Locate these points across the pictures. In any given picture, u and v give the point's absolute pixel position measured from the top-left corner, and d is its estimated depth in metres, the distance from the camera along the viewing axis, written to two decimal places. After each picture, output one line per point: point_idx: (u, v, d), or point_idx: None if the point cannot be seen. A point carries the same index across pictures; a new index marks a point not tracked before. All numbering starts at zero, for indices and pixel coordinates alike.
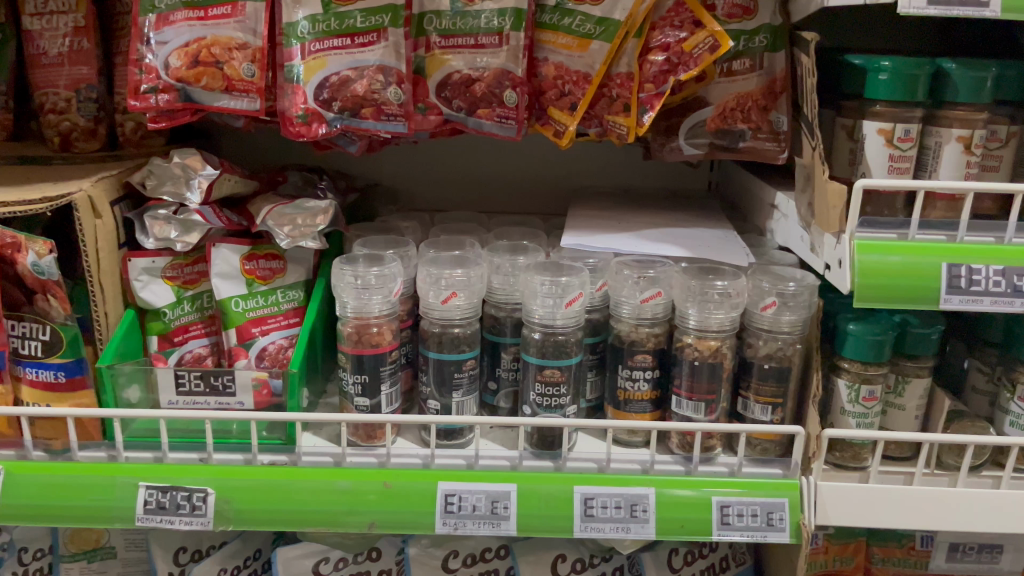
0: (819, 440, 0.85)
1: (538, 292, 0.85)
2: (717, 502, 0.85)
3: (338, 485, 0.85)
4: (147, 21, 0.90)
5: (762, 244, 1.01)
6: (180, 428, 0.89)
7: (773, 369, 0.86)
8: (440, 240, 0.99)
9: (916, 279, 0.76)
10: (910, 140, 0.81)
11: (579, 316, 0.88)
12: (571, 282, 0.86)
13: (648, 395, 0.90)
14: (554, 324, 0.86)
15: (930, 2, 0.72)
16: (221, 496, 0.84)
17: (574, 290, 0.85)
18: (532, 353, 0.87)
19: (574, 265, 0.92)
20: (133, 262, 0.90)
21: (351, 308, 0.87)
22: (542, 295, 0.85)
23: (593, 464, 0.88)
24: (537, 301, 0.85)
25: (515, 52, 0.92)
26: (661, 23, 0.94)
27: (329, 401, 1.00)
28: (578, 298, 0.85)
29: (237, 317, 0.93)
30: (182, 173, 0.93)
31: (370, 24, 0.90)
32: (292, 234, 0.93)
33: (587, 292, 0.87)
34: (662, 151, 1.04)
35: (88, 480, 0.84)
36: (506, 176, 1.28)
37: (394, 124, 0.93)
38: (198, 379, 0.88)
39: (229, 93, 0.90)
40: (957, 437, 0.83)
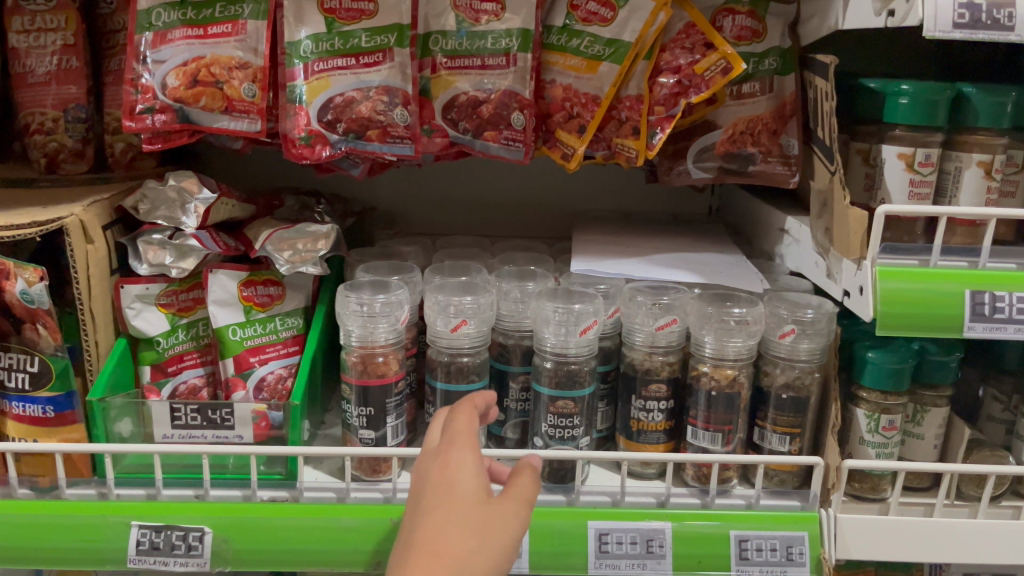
0: (838, 471, 0.83)
1: (551, 318, 0.83)
2: (736, 536, 0.82)
3: (342, 522, 0.81)
4: (142, 39, 0.86)
5: (772, 269, 1.00)
6: (174, 463, 0.85)
7: (791, 399, 0.84)
8: (445, 266, 0.96)
9: (939, 305, 0.74)
10: (931, 165, 0.80)
11: (592, 343, 0.85)
12: (585, 309, 0.83)
13: (662, 426, 0.87)
14: (567, 352, 0.83)
15: (955, 25, 0.69)
16: (219, 535, 0.80)
17: (590, 318, 0.83)
18: (546, 381, 0.85)
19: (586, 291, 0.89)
20: (126, 288, 0.86)
21: (356, 337, 0.83)
22: (553, 323, 0.83)
23: (607, 498, 0.86)
24: (549, 329, 0.83)
25: (522, 74, 0.91)
26: (671, 45, 0.92)
27: (329, 432, 0.96)
28: (593, 326, 0.82)
29: (235, 346, 0.89)
30: (178, 196, 0.90)
31: (375, 43, 0.88)
32: (293, 260, 0.90)
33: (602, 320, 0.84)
34: (669, 175, 1.02)
35: (76, 520, 0.80)
36: (506, 199, 1.26)
37: (401, 146, 0.90)
38: (195, 413, 0.84)
39: (228, 113, 0.87)
40: (978, 467, 0.81)
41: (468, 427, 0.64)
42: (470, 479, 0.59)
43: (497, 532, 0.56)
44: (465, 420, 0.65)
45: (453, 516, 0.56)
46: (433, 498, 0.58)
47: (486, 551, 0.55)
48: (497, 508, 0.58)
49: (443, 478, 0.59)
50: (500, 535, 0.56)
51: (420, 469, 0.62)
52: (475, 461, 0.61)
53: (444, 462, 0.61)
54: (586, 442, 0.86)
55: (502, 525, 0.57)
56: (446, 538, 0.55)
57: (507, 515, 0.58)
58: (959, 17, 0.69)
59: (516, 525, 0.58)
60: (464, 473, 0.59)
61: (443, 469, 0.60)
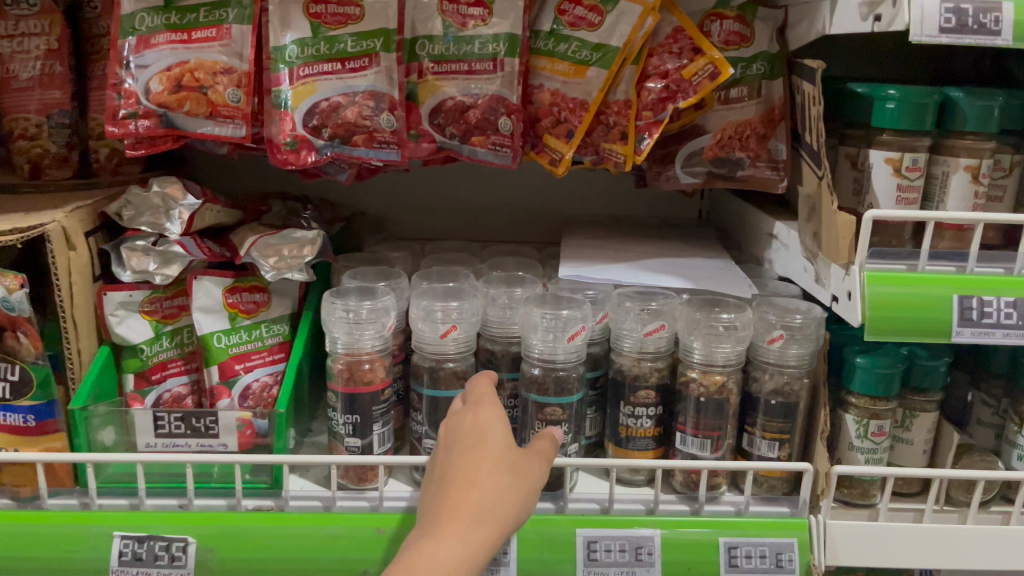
0: (828, 477, 0.82)
1: (539, 324, 0.82)
2: (725, 543, 0.81)
3: (328, 531, 0.80)
4: (126, 44, 0.85)
5: (761, 274, 0.99)
6: (157, 473, 0.84)
7: (779, 405, 0.84)
8: (433, 272, 0.96)
9: (927, 311, 0.73)
10: (918, 169, 0.80)
11: (581, 350, 0.84)
12: (573, 315, 0.83)
13: (651, 432, 0.87)
14: (555, 358, 0.82)
15: (942, 30, 0.68)
16: (202, 545, 0.79)
17: (578, 323, 0.82)
18: (537, 392, 0.84)
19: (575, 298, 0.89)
20: (109, 295, 0.86)
21: (341, 344, 0.83)
22: (541, 329, 0.82)
23: (595, 506, 0.85)
24: (536, 335, 0.82)
25: (510, 78, 0.90)
26: (659, 50, 0.92)
27: (315, 440, 0.96)
28: (581, 331, 0.82)
29: (219, 353, 0.88)
30: (162, 202, 0.89)
31: (361, 48, 0.87)
32: (279, 266, 0.89)
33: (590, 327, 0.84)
34: (658, 180, 1.01)
35: (56, 530, 0.78)
36: (494, 205, 1.25)
37: (387, 152, 0.89)
38: (178, 421, 0.83)
39: (213, 119, 0.86)
40: (967, 473, 0.80)
41: (491, 386, 0.77)
42: (501, 427, 0.71)
43: (526, 475, 0.69)
44: (486, 376, 0.79)
45: (492, 458, 0.68)
46: (470, 441, 0.69)
47: (520, 488, 0.68)
48: (524, 457, 0.70)
49: (478, 425, 0.71)
50: (530, 478, 0.69)
51: (453, 417, 0.73)
52: (501, 413, 0.73)
53: (477, 410, 0.73)
54: (573, 449, 0.86)
55: (529, 470, 0.70)
56: (485, 473, 0.66)
57: (533, 464, 0.71)
58: (945, 22, 0.68)
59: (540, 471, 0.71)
60: (497, 423, 0.71)
61: (477, 417, 0.72)
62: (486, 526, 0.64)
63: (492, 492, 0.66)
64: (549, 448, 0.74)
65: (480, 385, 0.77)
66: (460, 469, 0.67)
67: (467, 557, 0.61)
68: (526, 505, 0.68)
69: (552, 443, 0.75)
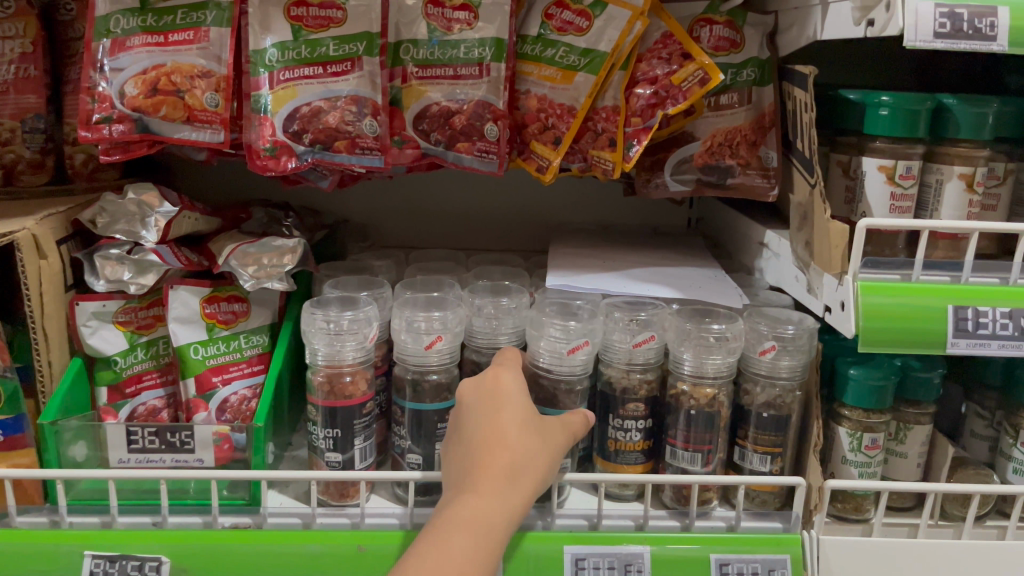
0: (820, 492, 0.80)
1: (545, 334, 0.81)
2: (716, 560, 0.79)
3: (307, 549, 0.77)
4: (100, 47, 0.83)
5: (752, 284, 0.98)
6: (131, 489, 0.82)
7: (772, 418, 0.82)
8: (416, 281, 0.93)
9: (923, 322, 0.72)
10: (912, 177, 0.79)
11: (586, 364, 0.82)
12: (581, 329, 0.80)
13: (640, 446, 0.85)
14: (558, 370, 0.81)
15: (936, 35, 0.67)
16: (177, 564, 0.76)
17: (582, 338, 0.80)
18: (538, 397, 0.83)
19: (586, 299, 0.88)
20: (82, 305, 0.83)
21: (322, 356, 0.80)
22: (546, 340, 0.81)
23: (583, 522, 0.83)
24: (543, 345, 0.81)
25: (496, 84, 0.89)
26: (648, 55, 0.90)
27: (295, 454, 0.93)
28: (581, 347, 0.80)
29: (197, 365, 0.86)
30: (138, 209, 0.87)
31: (343, 52, 0.85)
32: (258, 275, 0.87)
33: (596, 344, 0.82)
34: (647, 187, 0.99)
35: (24, 550, 0.75)
36: (481, 212, 1.23)
37: (371, 158, 0.88)
38: (153, 436, 0.80)
39: (190, 124, 0.84)
40: (962, 487, 0.79)
41: (514, 356, 0.78)
42: (523, 393, 0.72)
43: (551, 437, 0.71)
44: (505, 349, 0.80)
45: (519, 421, 0.69)
46: (495, 404, 0.70)
47: (546, 450, 0.69)
48: (546, 422, 0.72)
49: (498, 391, 0.72)
50: (554, 442, 0.71)
51: (472, 381, 0.74)
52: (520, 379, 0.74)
53: (495, 377, 0.73)
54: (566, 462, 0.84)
55: (553, 435, 0.71)
56: (512, 434, 0.68)
57: (556, 429, 0.72)
58: (940, 27, 0.67)
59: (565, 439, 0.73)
60: (518, 388, 0.72)
61: (497, 382, 0.73)
62: (517, 483, 0.65)
63: (521, 450, 0.67)
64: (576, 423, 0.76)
65: (500, 356, 0.78)
66: (485, 429, 0.68)
67: (503, 512, 0.63)
68: (551, 467, 0.70)
69: (582, 421, 0.77)
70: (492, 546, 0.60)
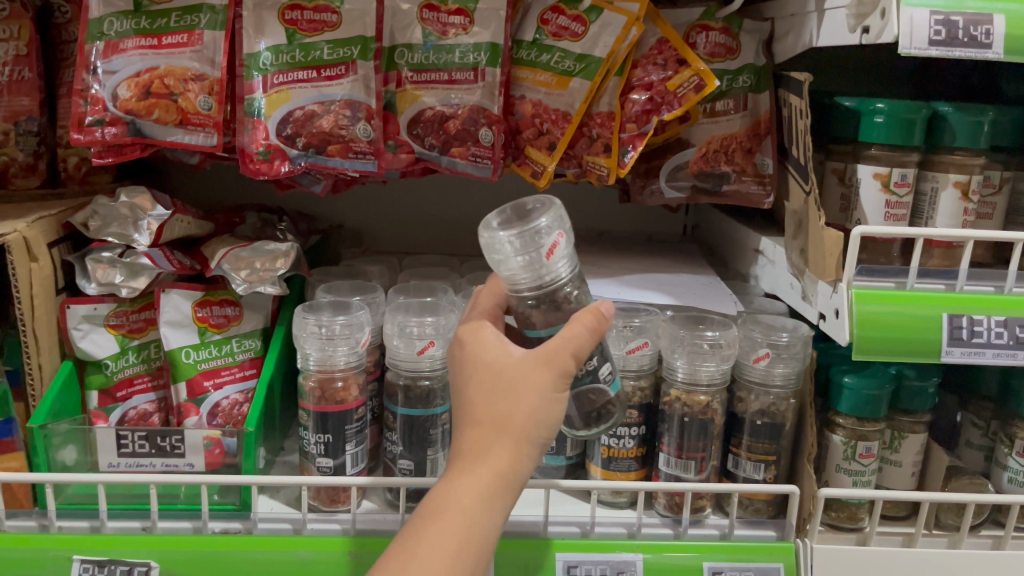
0: (814, 500, 0.80)
1: (507, 248, 0.62)
2: (709, 568, 0.79)
3: (297, 555, 0.77)
4: (93, 49, 0.82)
5: (747, 291, 0.97)
6: (120, 493, 0.81)
7: (765, 426, 0.81)
8: (410, 286, 0.93)
9: (917, 330, 0.71)
10: (906, 185, 0.78)
11: (569, 258, 0.64)
12: (545, 221, 0.61)
13: (633, 453, 0.84)
14: (546, 282, 0.62)
15: (931, 42, 0.67)
16: (166, 569, 0.76)
17: (552, 232, 0.61)
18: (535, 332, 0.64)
19: (552, 203, 0.64)
20: (72, 308, 0.83)
21: (313, 361, 0.80)
22: (509, 258, 0.62)
23: (575, 529, 0.82)
24: (511, 263, 0.62)
25: (490, 89, 0.88)
26: (643, 61, 0.91)
27: (287, 459, 0.93)
28: (560, 243, 0.61)
29: (188, 369, 0.85)
30: (130, 212, 0.86)
31: (337, 56, 0.85)
32: (250, 279, 0.87)
33: (568, 229, 0.63)
34: (642, 194, 0.99)
35: (12, 555, 0.75)
36: (477, 218, 1.23)
37: (364, 162, 0.87)
38: (143, 440, 0.80)
39: (183, 127, 0.84)
40: (957, 496, 0.78)
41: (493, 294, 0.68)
42: (495, 347, 0.63)
43: (535, 380, 0.60)
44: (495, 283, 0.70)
45: (491, 387, 0.61)
46: (472, 374, 0.62)
47: (525, 403, 0.60)
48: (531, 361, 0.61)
49: (473, 354, 0.63)
50: (540, 390, 0.60)
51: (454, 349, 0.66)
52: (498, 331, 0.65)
53: (470, 338, 0.65)
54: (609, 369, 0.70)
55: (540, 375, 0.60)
56: (489, 404, 0.60)
57: (546, 367, 0.60)
58: (935, 34, 0.67)
59: (565, 366, 0.60)
60: (492, 344, 0.63)
61: (473, 342, 0.64)
62: (490, 464, 0.59)
63: (492, 421, 0.60)
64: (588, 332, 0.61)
65: (482, 298, 0.68)
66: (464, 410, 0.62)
67: (477, 503, 0.58)
68: (545, 417, 0.60)
69: (592, 327, 0.61)
70: (465, 542, 0.56)
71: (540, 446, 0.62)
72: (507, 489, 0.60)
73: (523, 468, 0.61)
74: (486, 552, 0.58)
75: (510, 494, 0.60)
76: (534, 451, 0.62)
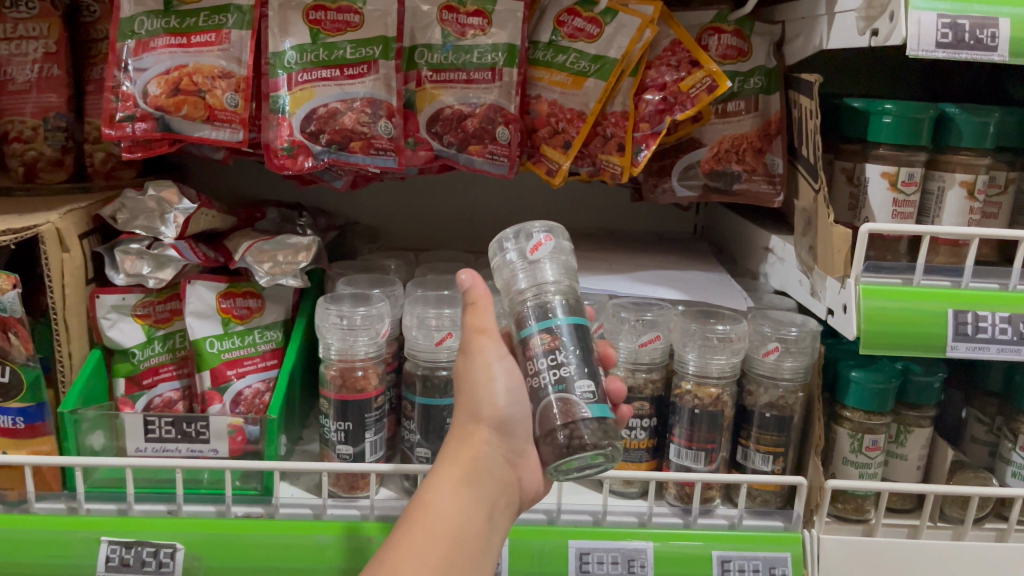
0: (821, 491, 0.82)
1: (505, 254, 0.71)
2: (718, 557, 0.81)
3: (317, 539, 0.79)
4: (124, 47, 0.85)
5: (757, 288, 0.99)
6: (146, 478, 0.84)
7: (774, 418, 0.83)
8: (427, 280, 0.95)
9: (924, 325, 0.73)
10: (914, 184, 0.80)
11: (564, 266, 0.69)
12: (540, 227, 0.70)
13: (645, 444, 0.86)
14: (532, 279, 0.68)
15: (938, 45, 0.69)
16: (191, 552, 0.78)
17: (539, 233, 0.68)
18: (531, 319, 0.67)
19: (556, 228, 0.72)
20: (101, 299, 0.86)
21: (335, 350, 0.82)
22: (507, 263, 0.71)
23: (588, 518, 0.84)
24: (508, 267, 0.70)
25: (508, 89, 0.91)
26: (656, 62, 0.93)
27: (306, 448, 0.95)
28: (544, 239, 0.68)
29: (211, 358, 0.87)
30: (157, 206, 0.89)
31: (360, 55, 0.87)
32: (272, 272, 0.89)
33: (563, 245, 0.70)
34: (654, 193, 1.01)
35: (42, 535, 0.78)
36: (490, 215, 1.25)
37: (384, 158, 0.90)
38: (169, 426, 0.82)
39: (210, 123, 0.86)
40: (962, 489, 0.80)
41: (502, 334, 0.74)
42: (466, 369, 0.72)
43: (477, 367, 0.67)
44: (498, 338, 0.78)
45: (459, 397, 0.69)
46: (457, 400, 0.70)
47: (471, 392, 0.66)
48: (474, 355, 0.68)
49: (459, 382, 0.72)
50: (483, 372, 0.66)
51: None
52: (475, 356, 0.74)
53: None
54: (588, 389, 0.64)
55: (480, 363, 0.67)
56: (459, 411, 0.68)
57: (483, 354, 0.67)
58: (942, 37, 0.69)
59: (485, 343, 0.68)
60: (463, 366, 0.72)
61: None
62: (460, 456, 0.65)
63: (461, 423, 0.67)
64: (489, 309, 0.70)
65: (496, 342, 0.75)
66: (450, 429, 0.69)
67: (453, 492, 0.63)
68: (490, 397, 0.66)
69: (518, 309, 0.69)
70: (447, 528, 0.61)
71: (502, 431, 0.66)
72: (475, 477, 0.64)
73: (489, 456, 0.65)
74: (466, 538, 0.61)
75: (483, 482, 0.64)
76: (495, 437, 0.66)
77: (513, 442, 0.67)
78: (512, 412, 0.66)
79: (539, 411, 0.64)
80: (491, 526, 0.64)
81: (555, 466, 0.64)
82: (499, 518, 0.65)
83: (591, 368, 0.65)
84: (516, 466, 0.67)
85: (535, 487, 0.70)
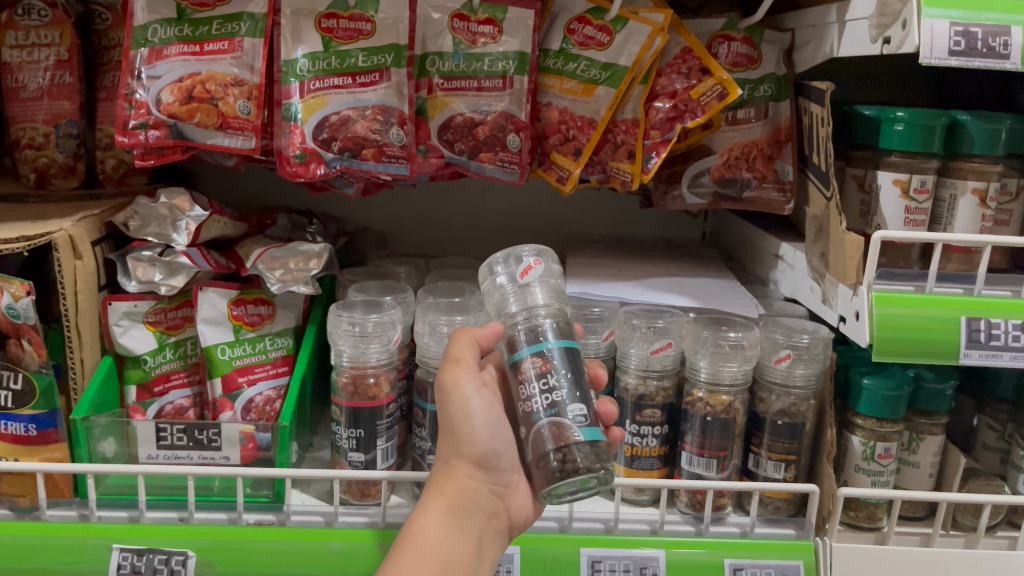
0: (834, 499, 0.82)
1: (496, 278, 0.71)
2: (729, 565, 0.81)
3: (329, 547, 0.79)
4: (138, 55, 0.86)
5: (767, 295, 0.99)
6: (157, 485, 0.83)
7: (786, 425, 0.83)
8: (438, 287, 0.95)
9: (937, 333, 0.73)
10: (926, 192, 0.80)
11: (554, 289, 0.69)
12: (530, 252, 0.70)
13: (656, 451, 0.86)
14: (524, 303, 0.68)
15: (951, 52, 0.69)
16: (202, 559, 0.78)
17: (529, 257, 0.69)
18: (523, 343, 0.66)
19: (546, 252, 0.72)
20: (114, 305, 0.85)
21: (346, 357, 0.82)
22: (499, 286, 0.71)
23: (599, 525, 0.84)
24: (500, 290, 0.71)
25: (519, 96, 0.91)
26: (667, 70, 0.93)
27: (317, 455, 0.95)
28: (534, 263, 0.68)
29: (223, 365, 0.87)
30: (169, 213, 0.89)
31: (372, 63, 0.87)
32: (284, 278, 0.89)
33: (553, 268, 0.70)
34: (664, 199, 1.01)
35: (54, 542, 0.78)
36: (499, 222, 1.26)
37: (396, 166, 0.90)
38: (181, 433, 0.82)
39: (222, 130, 0.87)
40: (974, 497, 0.80)
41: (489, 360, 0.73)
42: None
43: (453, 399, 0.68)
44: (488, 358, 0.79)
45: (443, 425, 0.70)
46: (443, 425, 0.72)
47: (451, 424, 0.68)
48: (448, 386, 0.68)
49: None
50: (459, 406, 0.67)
51: None
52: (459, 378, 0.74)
53: None
54: (580, 414, 0.64)
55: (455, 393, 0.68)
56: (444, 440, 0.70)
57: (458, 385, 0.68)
58: (954, 45, 0.69)
59: (460, 375, 0.67)
60: None
61: None
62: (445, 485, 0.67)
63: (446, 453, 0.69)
64: (465, 339, 0.70)
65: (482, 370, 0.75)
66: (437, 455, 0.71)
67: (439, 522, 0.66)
68: (470, 433, 0.67)
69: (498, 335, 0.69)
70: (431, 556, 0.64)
71: (485, 465, 0.68)
72: (462, 510, 0.67)
73: (475, 489, 0.68)
74: (450, 568, 0.65)
75: (467, 515, 0.67)
76: (479, 470, 0.68)
77: (498, 474, 0.69)
78: (493, 447, 0.68)
79: (531, 435, 0.64)
80: (478, 555, 0.67)
81: (547, 492, 0.64)
82: (487, 547, 0.68)
83: (583, 393, 0.65)
84: (503, 496, 0.70)
85: (525, 514, 0.72)
